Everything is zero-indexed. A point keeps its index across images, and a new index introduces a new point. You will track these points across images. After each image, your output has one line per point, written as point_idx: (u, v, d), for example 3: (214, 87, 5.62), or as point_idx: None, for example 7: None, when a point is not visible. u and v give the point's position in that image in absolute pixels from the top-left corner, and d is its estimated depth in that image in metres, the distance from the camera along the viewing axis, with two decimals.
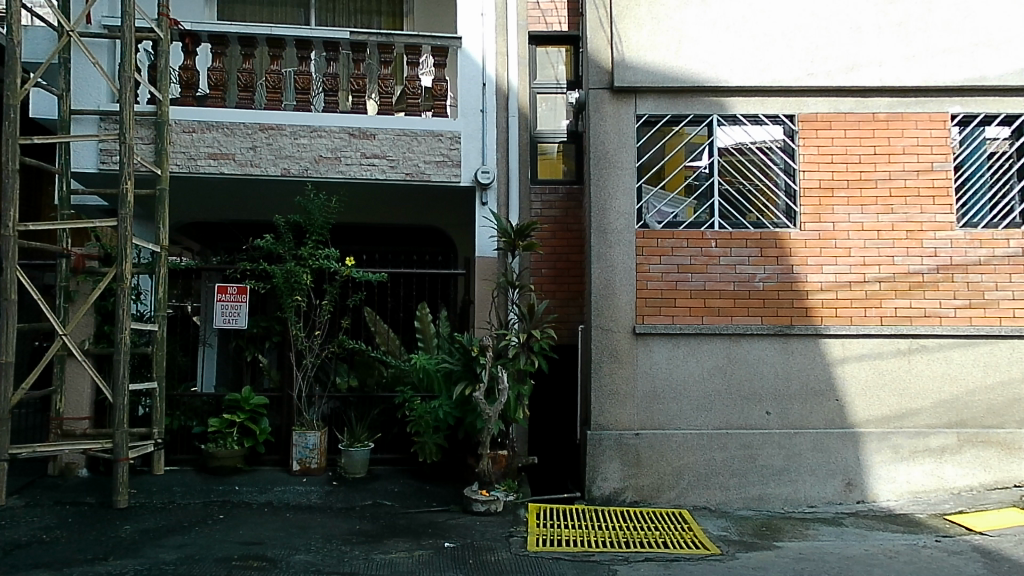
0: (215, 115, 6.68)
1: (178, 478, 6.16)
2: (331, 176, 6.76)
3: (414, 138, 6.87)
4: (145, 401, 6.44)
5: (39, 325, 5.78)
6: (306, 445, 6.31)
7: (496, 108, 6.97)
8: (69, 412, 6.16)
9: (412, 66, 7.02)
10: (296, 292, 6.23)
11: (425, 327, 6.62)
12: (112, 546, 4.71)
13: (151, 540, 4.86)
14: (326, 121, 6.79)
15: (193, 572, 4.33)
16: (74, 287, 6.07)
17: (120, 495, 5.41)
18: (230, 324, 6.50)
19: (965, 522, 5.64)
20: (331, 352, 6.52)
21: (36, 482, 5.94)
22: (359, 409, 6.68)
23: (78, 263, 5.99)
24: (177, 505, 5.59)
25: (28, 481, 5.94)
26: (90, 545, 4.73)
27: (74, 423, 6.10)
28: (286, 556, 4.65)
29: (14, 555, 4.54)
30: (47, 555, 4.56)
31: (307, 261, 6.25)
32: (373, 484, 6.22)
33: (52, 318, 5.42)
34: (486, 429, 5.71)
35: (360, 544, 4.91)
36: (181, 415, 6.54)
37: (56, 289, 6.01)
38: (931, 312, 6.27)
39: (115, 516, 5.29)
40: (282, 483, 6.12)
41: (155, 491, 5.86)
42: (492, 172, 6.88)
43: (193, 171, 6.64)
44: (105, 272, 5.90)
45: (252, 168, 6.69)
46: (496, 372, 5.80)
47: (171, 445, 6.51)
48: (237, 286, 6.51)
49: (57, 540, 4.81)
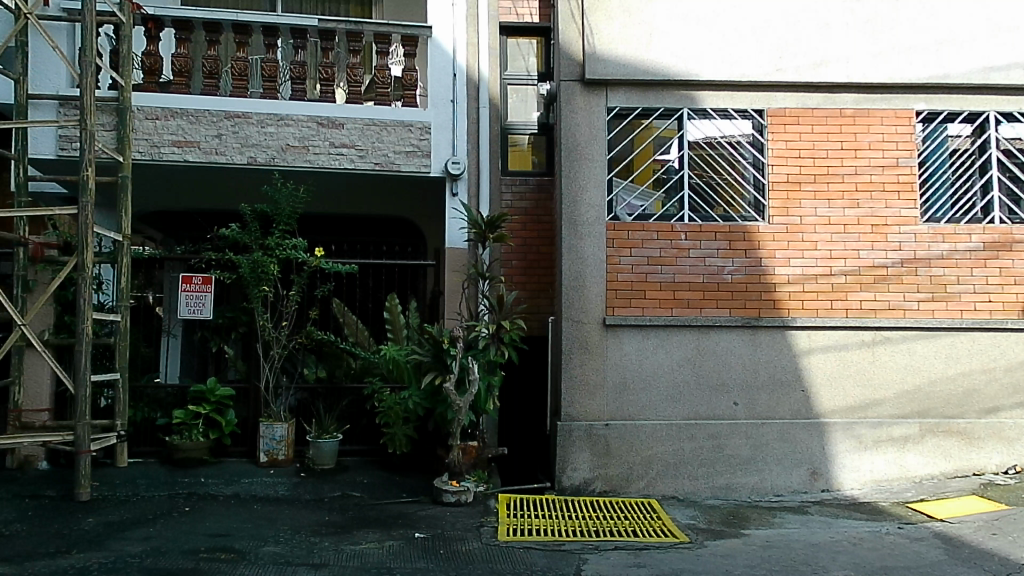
0: (179, 102, 6.57)
1: (142, 470, 6.07)
2: (299, 166, 6.68)
3: (384, 128, 6.81)
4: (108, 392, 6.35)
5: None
6: (273, 437, 6.24)
7: (466, 99, 6.96)
8: (28, 403, 6.05)
9: (382, 55, 6.94)
10: (264, 282, 6.14)
11: (394, 317, 6.59)
12: (74, 540, 4.62)
13: (115, 532, 4.78)
14: (294, 109, 6.70)
15: (160, 564, 4.27)
16: (33, 277, 5.95)
17: (82, 488, 5.32)
18: (196, 315, 6.41)
19: (927, 509, 5.75)
20: (298, 343, 6.45)
21: None
22: (328, 400, 6.65)
23: (37, 252, 5.87)
24: (142, 497, 5.51)
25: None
26: (52, 539, 4.64)
27: (34, 414, 6.00)
28: (255, 547, 4.60)
29: None
30: (7, 548, 4.46)
31: (274, 250, 6.14)
32: (341, 475, 6.17)
33: (9, 308, 5.26)
34: (457, 421, 5.72)
35: (329, 535, 4.88)
36: (145, 407, 6.45)
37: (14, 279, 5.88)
38: (895, 304, 6.37)
39: (76, 509, 5.19)
40: (248, 475, 6.05)
41: (118, 483, 5.77)
42: (463, 162, 6.86)
43: (156, 159, 6.52)
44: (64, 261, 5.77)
45: (217, 156, 6.59)
46: (467, 364, 5.79)
47: (135, 436, 6.43)
48: (202, 276, 6.41)
49: (17, 534, 4.71)
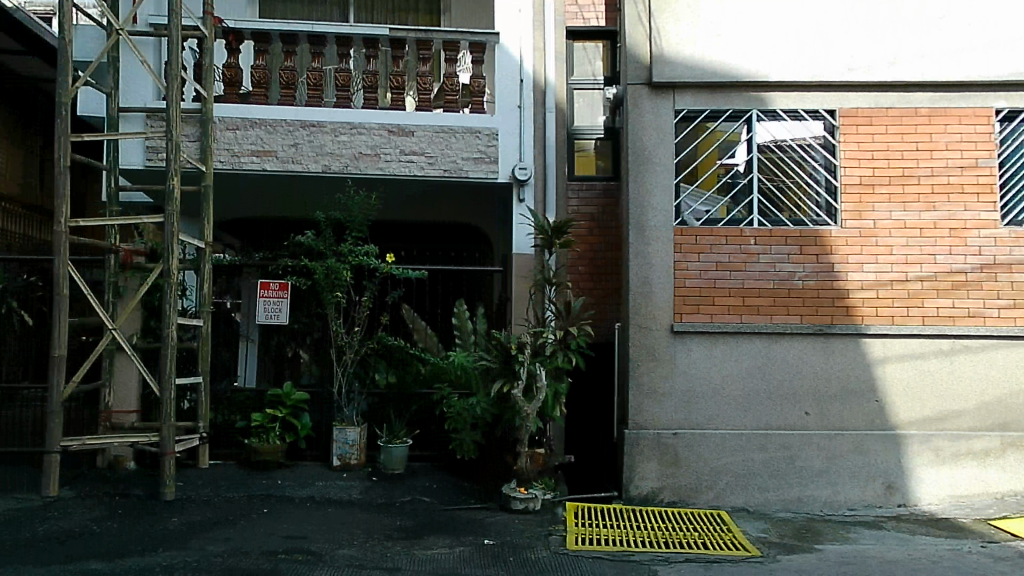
0: (259, 113, 6.76)
1: (222, 472, 6.25)
2: (371, 173, 6.79)
3: (453, 135, 6.87)
4: (191, 395, 6.56)
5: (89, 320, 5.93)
6: (346, 441, 6.39)
7: (534, 104, 6.95)
8: (117, 405, 6.30)
9: (450, 63, 7.00)
10: (337, 288, 6.31)
11: (462, 324, 6.56)
12: (160, 538, 4.79)
13: (198, 532, 4.94)
14: (366, 117, 6.81)
15: (241, 564, 4.38)
16: (123, 283, 6.21)
17: (167, 488, 5.50)
18: (272, 321, 6.56)
19: (1011, 528, 5.51)
20: (370, 348, 6.59)
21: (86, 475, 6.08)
22: (397, 405, 6.73)
23: (127, 259, 6.15)
24: (222, 498, 5.67)
25: (80, 476, 6.06)
26: (140, 537, 4.82)
27: (122, 416, 6.24)
28: (330, 550, 4.68)
29: (67, 546, 4.65)
30: (99, 545, 4.65)
31: (347, 256, 6.33)
32: (410, 480, 6.24)
33: (101, 313, 5.49)
34: (523, 426, 5.79)
35: (402, 540, 4.94)
36: (224, 410, 6.63)
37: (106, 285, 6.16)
38: (975, 311, 6.11)
39: (162, 508, 5.38)
40: (322, 479, 6.17)
41: (200, 484, 5.95)
42: (530, 169, 6.86)
43: (236, 168, 6.72)
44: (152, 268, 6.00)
45: (293, 164, 6.75)
46: (535, 370, 5.80)
47: (215, 439, 6.63)
48: (279, 282, 6.57)
49: (108, 532, 4.90)
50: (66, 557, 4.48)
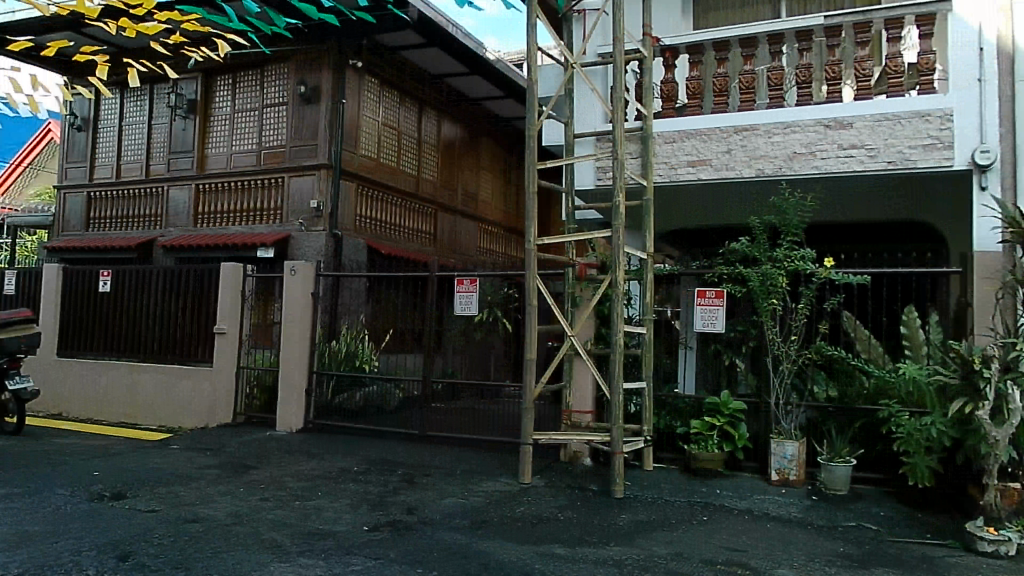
0: (690, 125, 9.24)
1: (662, 475, 9.01)
2: (808, 169, 8.55)
3: (898, 122, 8.14)
4: (635, 401, 9.87)
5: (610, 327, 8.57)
6: (786, 456, 8.28)
7: (999, 73, 7.74)
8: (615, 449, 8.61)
9: (894, 43, 8.23)
10: (772, 294, 8.18)
11: (913, 334, 7.58)
12: (610, 534, 7.15)
13: (643, 531, 7.18)
14: (801, 115, 8.60)
15: (684, 569, 6.01)
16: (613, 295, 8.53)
17: (617, 487, 8.44)
18: (711, 326, 9.01)
19: None
20: (809, 356, 8.26)
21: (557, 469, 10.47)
22: (842, 422, 8.31)
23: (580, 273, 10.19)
24: (666, 501, 8.14)
25: (488, 515, 8.00)
26: (597, 530, 7.29)
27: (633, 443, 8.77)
28: (763, 568, 5.93)
29: (541, 529, 7.46)
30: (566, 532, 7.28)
31: (783, 261, 8.20)
32: (857, 504, 7.62)
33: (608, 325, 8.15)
34: (994, 454, 6.03)
35: (842, 568, 5.88)
36: (666, 417, 9.54)
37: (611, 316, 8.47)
38: None
39: (617, 509, 8.02)
40: (761, 492, 8.11)
41: (648, 485, 8.69)
42: (994, 151, 7.68)
43: (725, 175, 9.00)
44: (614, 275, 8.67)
45: (729, 169, 8.97)
46: (1006, 389, 6.07)
47: (660, 444, 9.59)
48: (714, 291, 8.96)
49: (565, 519, 7.77)
50: (528, 537, 7.14)
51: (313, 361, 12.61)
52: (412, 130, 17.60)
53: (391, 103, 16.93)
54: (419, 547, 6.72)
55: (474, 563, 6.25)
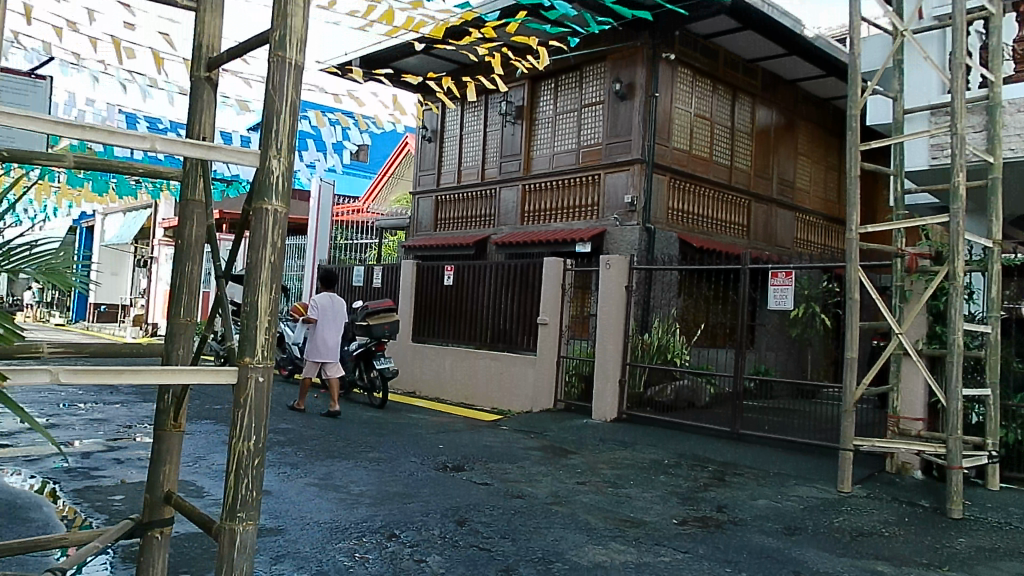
0: None
1: (1009, 497, 8.01)
2: None
3: None
4: (977, 412, 8.79)
5: (947, 328, 7.70)
6: None
7: None
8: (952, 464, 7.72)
9: None
10: None
11: None
12: (946, 559, 6.58)
13: (986, 561, 6.51)
14: None
15: None
16: (952, 291, 7.62)
17: (954, 506, 7.63)
18: None
19: None
20: None
21: (877, 477, 9.70)
22: None
23: (912, 263, 9.23)
24: (1016, 530, 7.25)
25: (803, 521, 7.69)
26: (927, 553, 6.74)
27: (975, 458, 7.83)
28: None
29: (863, 541, 7.10)
30: (892, 550, 6.81)
31: None
32: None
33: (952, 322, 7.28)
34: None
35: None
36: (1015, 428, 8.47)
37: (947, 313, 7.56)
38: None
39: (951, 531, 7.32)
40: None
41: (990, 508, 7.77)
42: None
43: None
44: (953, 269, 7.72)
45: None
46: None
47: (1008, 462, 8.54)
48: None
49: (891, 534, 7.29)
50: (849, 553, 6.70)
51: (626, 354, 12.97)
52: (725, 118, 17.22)
53: (705, 94, 16.70)
54: (731, 546, 6.70)
55: (785, 568, 6.14)
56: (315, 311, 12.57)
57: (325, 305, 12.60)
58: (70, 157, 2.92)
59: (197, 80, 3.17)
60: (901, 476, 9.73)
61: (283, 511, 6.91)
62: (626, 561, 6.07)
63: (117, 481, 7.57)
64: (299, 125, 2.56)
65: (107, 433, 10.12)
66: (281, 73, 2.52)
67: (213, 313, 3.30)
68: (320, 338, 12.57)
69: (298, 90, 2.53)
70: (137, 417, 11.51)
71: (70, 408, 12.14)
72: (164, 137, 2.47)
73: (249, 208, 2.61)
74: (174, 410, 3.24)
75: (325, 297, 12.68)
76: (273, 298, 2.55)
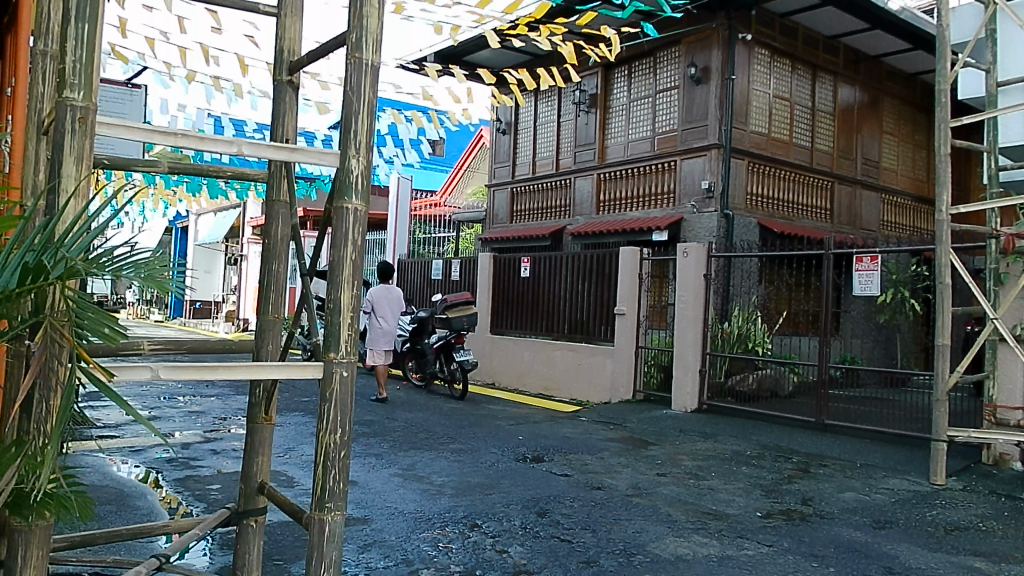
0: None
1: None
2: None
3: None
4: None
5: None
6: None
7: None
8: None
9: None
10: None
11: None
12: None
13: None
14: None
15: None
16: None
17: None
18: None
19: None
20: None
21: (973, 469, 9.30)
22: None
23: (1007, 245, 8.80)
24: None
25: (894, 515, 7.44)
26: None
27: None
28: None
29: (958, 536, 6.82)
30: (991, 546, 6.53)
31: None
32: None
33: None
34: None
35: None
36: None
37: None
38: None
39: None
40: None
41: None
42: None
43: None
44: None
45: None
46: None
47: None
48: None
49: (989, 530, 6.99)
50: (943, 548, 6.46)
51: (706, 343, 12.77)
52: (806, 97, 16.69)
53: (784, 74, 16.22)
54: (817, 540, 6.55)
55: (875, 564, 5.97)
56: (372, 301, 13.37)
57: (381, 295, 13.39)
58: (165, 162, 3.12)
59: (281, 84, 3.32)
60: (999, 467, 9.30)
61: (370, 502, 7.13)
62: (708, 553, 6.01)
63: (214, 471, 7.96)
64: (377, 126, 2.65)
65: (205, 425, 10.63)
66: (359, 74, 2.60)
67: (300, 309, 3.44)
68: (381, 327, 13.33)
69: (375, 91, 2.61)
70: (232, 410, 12.05)
71: (170, 401, 12.81)
72: (251, 141, 2.58)
73: (331, 206, 2.73)
74: (265, 403, 3.40)
75: (381, 289, 13.46)
76: (356, 293, 2.66)
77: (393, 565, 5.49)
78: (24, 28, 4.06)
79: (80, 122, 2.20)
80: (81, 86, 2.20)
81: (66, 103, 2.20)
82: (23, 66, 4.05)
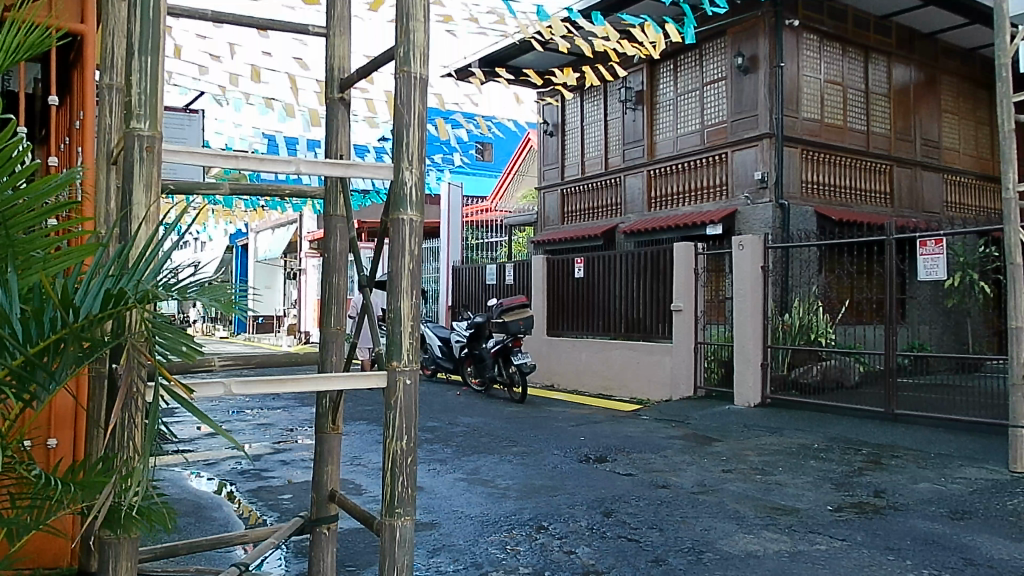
0: None
1: None
2: None
3: None
4: None
5: None
6: None
7: None
8: None
9: None
10: None
11: None
12: None
13: None
14: None
15: None
16: None
17: None
18: None
19: None
20: None
21: None
22: None
23: None
24: None
25: (972, 505, 7.22)
26: None
27: None
28: None
29: None
30: None
31: None
32: None
33: None
34: None
35: None
36: None
37: None
38: None
39: None
40: None
41: None
42: None
43: None
44: None
45: None
46: None
47: None
48: None
49: None
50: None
51: (766, 335, 12.59)
52: (858, 80, 16.30)
53: (834, 58, 15.87)
54: (892, 532, 6.41)
55: (955, 556, 5.82)
56: None
57: None
58: (227, 185, 3.26)
59: (332, 102, 3.41)
60: None
61: (437, 506, 7.26)
62: (779, 549, 5.95)
63: (286, 481, 8.20)
64: (428, 136, 2.74)
65: (273, 436, 10.93)
66: (408, 87, 2.69)
67: (361, 320, 3.52)
68: None
69: (424, 104, 2.70)
70: (299, 421, 12.35)
71: (239, 414, 13.21)
72: (307, 159, 2.65)
73: (387, 218, 2.81)
74: (332, 413, 3.50)
75: None
76: (414, 302, 2.75)
77: (462, 568, 5.59)
78: (89, 64, 4.28)
79: (147, 151, 2.33)
80: (147, 116, 2.32)
81: (134, 133, 2.33)
82: (91, 101, 4.30)
